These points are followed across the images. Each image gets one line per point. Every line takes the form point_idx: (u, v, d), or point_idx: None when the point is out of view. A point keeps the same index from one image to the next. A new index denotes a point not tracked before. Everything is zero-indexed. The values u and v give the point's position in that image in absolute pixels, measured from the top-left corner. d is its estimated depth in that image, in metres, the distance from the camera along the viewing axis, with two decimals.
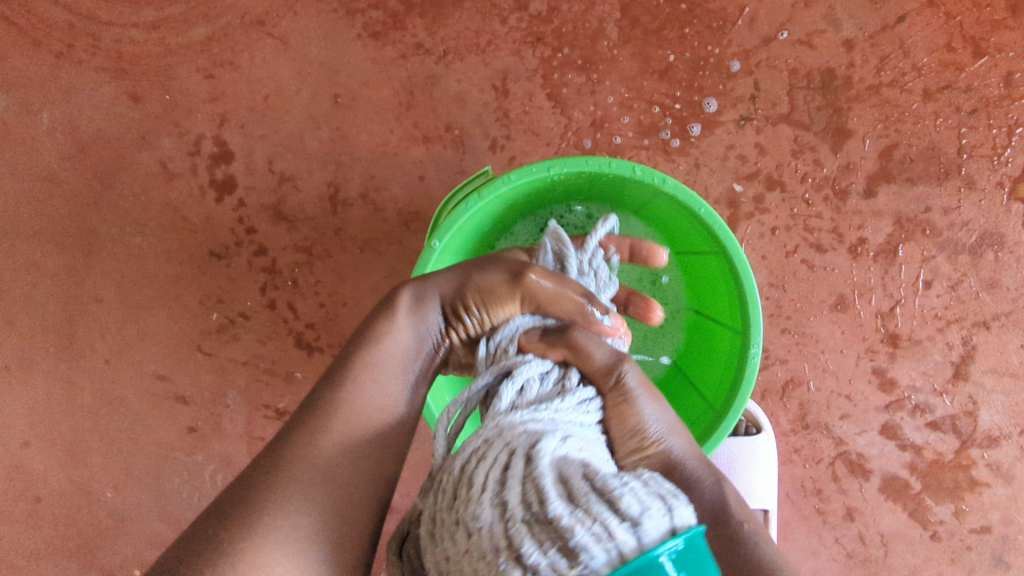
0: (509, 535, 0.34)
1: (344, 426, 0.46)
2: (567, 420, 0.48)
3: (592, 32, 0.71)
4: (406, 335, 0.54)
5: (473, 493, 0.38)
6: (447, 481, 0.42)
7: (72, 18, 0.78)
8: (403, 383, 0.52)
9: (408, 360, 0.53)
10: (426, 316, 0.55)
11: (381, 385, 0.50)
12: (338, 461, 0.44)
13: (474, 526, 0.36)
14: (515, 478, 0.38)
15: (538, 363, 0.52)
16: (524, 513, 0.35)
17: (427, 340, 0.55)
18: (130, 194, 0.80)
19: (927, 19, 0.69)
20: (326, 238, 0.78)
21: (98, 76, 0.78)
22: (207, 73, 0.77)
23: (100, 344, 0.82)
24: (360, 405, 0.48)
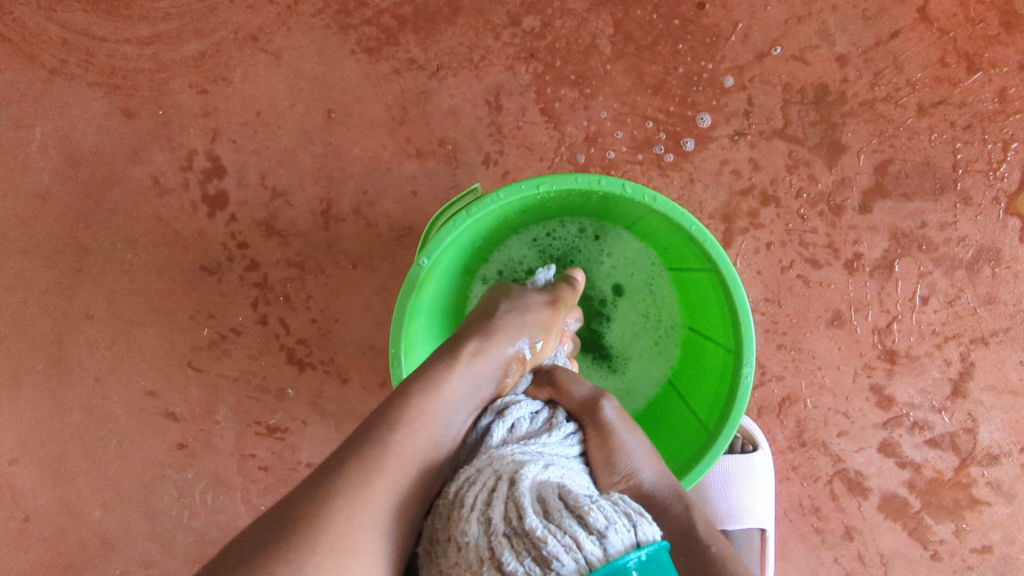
0: (492, 547, 0.36)
1: (397, 473, 0.42)
2: (554, 453, 0.51)
3: (585, 47, 0.71)
4: (467, 376, 0.50)
5: (462, 512, 0.40)
6: (442, 505, 0.42)
7: (66, 34, 0.78)
8: (455, 423, 0.49)
9: (465, 401, 0.50)
10: (483, 365, 0.52)
11: (434, 431, 0.46)
12: (387, 506, 0.41)
13: (462, 541, 0.38)
14: (498, 497, 0.39)
15: (527, 404, 0.54)
16: (505, 527, 0.37)
17: (488, 383, 0.52)
18: (121, 210, 0.79)
19: (921, 34, 0.68)
20: (318, 253, 0.77)
21: (91, 92, 0.78)
22: (201, 89, 0.77)
23: (90, 360, 0.82)
24: (413, 452, 0.44)
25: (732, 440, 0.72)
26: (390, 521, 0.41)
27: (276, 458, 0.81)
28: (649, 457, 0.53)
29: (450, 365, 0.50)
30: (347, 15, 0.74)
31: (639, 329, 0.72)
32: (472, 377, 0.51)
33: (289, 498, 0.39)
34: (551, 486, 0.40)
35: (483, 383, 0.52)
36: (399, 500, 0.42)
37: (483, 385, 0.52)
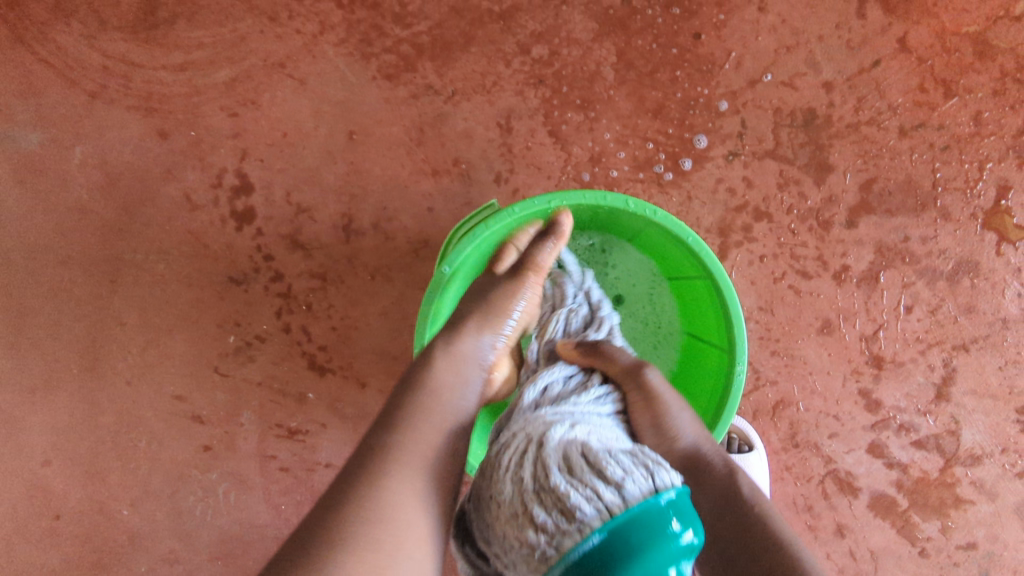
0: (524, 502, 0.41)
1: (405, 456, 0.49)
2: (587, 410, 0.57)
3: (590, 75, 0.77)
4: (454, 366, 0.57)
5: (498, 474, 0.45)
6: (484, 468, 0.48)
7: (107, 61, 0.84)
8: (458, 408, 0.56)
9: (465, 388, 0.57)
10: (466, 354, 0.59)
11: (434, 419, 0.53)
12: (402, 485, 0.47)
13: (500, 499, 0.43)
14: (530, 459, 0.44)
15: (560, 369, 0.62)
16: (534, 485, 0.41)
17: (478, 370, 0.60)
18: (155, 224, 0.85)
19: (900, 63, 0.74)
20: (339, 265, 0.82)
21: (129, 115, 0.84)
22: (230, 112, 0.82)
23: (123, 365, 0.87)
24: (415, 438, 0.51)
25: (729, 440, 0.75)
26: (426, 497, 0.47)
27: (296, 459, 0.86)
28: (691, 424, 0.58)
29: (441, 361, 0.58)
30: (368, 44, 0.80)
31: (641, 333, 0.76)
32: (461, 365, 0.58)
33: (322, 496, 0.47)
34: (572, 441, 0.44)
35: (476, 370, 0.59)
36: (429, 482, 0.48)
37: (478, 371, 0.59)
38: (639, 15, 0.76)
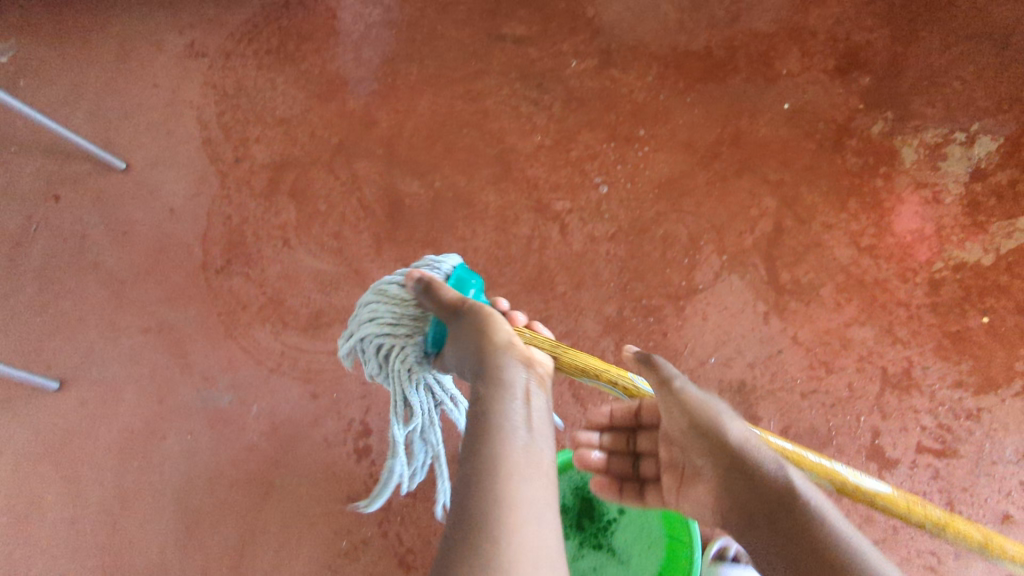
0: (413, 321, 0.79)
1: (502, 439, 0.65)
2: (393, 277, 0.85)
3: (598, 357, 1.20)
4: (501, 365, 0.70)
5: (378, 330, 0.79)
6: (369, 352, 0.80)
7: (284, 346, 1.27)
8: (518, 382, 0.70)
9: (514, 379, 0.70)
10: (506, 359, 0.71)
11: (507, 399, 0.68)
12: (511, 451, 0.65)
13: (389, 338, 0.79)
14: (386, 304, 0.79)
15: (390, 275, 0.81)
16: (410, 315, 0.79)
17: (513, 365, 0.71)
18: (300, 457, 1.22)
19: (796, 351, 1.16)
20: (427, 485, 1.19)
21: (293, 381, 1.25)
22: (362, 381, 1.25)
23: (260, 564, 1.18)
24: (501, 417, 0.67)
25: None
26: (528, 486, 0.63)
27: None
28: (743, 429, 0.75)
29: (494, 397, 0.68)
30: None
31: (639, 533, 1.04)
32: (500, 373, 0.70)
33: (459, 486, 0.64)
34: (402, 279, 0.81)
35: (511, 367, 0.71)
36: (525, 464, 0.64)
37: (521, 385, 0.70)
38: (628, 321, 1.21)
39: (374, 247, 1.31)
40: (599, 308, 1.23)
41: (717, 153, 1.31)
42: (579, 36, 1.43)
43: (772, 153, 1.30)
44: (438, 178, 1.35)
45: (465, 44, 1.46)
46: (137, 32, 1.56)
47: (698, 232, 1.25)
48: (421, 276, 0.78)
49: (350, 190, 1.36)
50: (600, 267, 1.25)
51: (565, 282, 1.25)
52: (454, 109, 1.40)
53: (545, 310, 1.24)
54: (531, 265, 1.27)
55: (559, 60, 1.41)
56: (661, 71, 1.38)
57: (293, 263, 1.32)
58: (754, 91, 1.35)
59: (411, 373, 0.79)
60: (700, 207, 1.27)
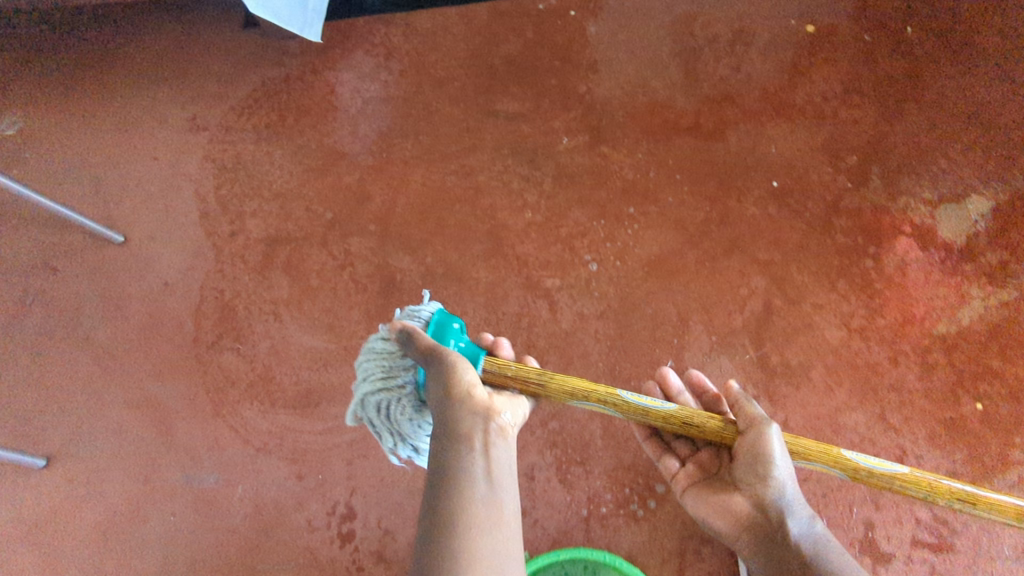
0: (401, 372, 0.83)
1: (463, 489, 0.70)
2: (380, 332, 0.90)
3: (586, 440, 1.18)
4: (463, 416, 0.76)
5: (371, 385, 0.83)
6: (368, 410, 0.84)
7: (270, 426, 1.26)
8: (478, 432, 0.75)
9: (476, 430, 0.75)
10: (467, 410, 0.76)
11: (468, 450, 0.74)
12: (472, 500, 0.69)
13: (383, 391, 0.83)
14: (377, 360, 0.84)
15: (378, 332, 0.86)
16: (397, 366, 0.83)
17: (474, 416, 0.76)
18: (282, 541, 1.19)
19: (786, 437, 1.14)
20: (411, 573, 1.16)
21: (278, 462, 1.24)
22: (348, 462, 1.23)
23: None
24: (464, 468, 0.72)
25: None
26: (486, 535, 0.66)
27: None
28: (789, 480, 0.85)
29: (455, 449, 0.73)
30: None
31: None
32: (460, 426, 0.75)
33: (420, 537, 0.66)
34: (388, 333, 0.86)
35: (472, 418, 0.76)
36: (484, 512, 0.68)
37: (479, 438, 0.75)
38: (615, 403, 1.21)
39: (365, 324, 1.32)
40: (587, 388, 1.22)
41: (707, 232, 1.31)
42: (571, 112, 1.46)
43: (761, 232, 1.30)
44: (430, 255, 1.35)
45: (459, 119, 1.48)
46: (140, 105, 1.59)
47: (687, 311, 1.25)
48: (402, 327, 0.83)
49: (343, 265, 1.37)
50: (589, 346, 1.25)
51: (553, 362, 1.24)
52: (446, 184, 1.42)
53: None
54: (520, 344, 1.26)
55: (550, 136, 1.43)
56: (651, 148, 1.40)
57: (283, 339, 1.32)
58: (743, 169, 1.36)
59: (413, 420, 0.83)
60: (689, 286, 1.27)
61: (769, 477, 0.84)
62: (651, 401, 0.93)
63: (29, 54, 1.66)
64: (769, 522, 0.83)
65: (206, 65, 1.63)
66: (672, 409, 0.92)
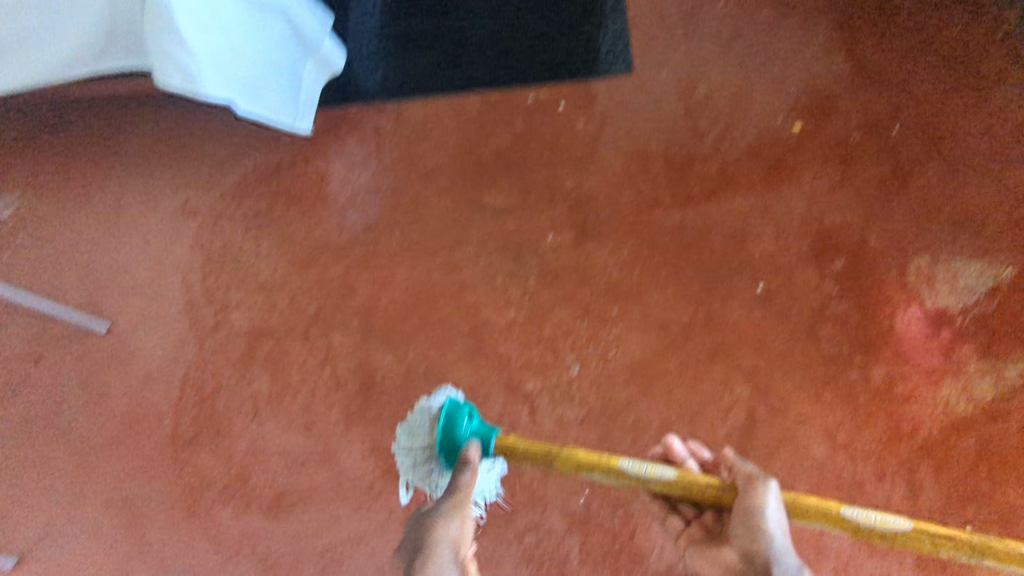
0: (427, 459, 1.06)
1: None
2: (420, 412, 1.12)
3: (562, 557, 1.18)
4: (443, 524, 0.91)
5: (409, 470, 1.07)
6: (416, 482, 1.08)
7: (245, 531, 1.27)
8: (448, 542, 0.90)
9: (448, 538, 0.90)
10: (447, 521, 0.91)
11: (439, 555, 0.89)
12: None
13: (419, 474, 1.07)
14: (411, 447, 1.08)
15: (414, 420, 1.11)
16: (423, 454, 1.07)
17: (452, 526, 0.91)
18: None
19: None
20: None
21: (250, 568, 1.25)
22: (320, 570, 1.24)
23: None
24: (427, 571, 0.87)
25: None
26: None
27: None
28: (781, 532, 0.93)
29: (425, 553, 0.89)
30: None
31: None
32: (437, 532, 0.90)
33: None
34: (422, 422, 1.10)
35: (448, 528, 0.91)
36: None
37: (446, 548, 0.89)
38: (596, 516, 1.20)
39: (343, 424, 1.31)
40: (566, 500, 1.22)
41: (690, 337, 1.31)
42: (556, 209, 1.46)
43: (745, 340, 1.30)
44: (411, 354, 1.35)
45: (446, 213, 1.49)
46: (125, 185, 1.56)
47: (669, 421, 1.26)
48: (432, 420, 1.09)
49: (324, 362, 1.36)
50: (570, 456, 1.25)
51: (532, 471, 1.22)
52: (430, 280, 1.42)
53: (511, 503, 1.21)
54: None
55: (536, 232, 1.44)
56: (635, 248, 1.40)
57: (262, 439, 1.32)
58: (728, 271, 1.36)
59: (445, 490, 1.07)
60: (671, 396, 1.27)
61: (763, 531, 0.92)
62: (648, 469, 1.02)
63: (18, 127, 1.62)
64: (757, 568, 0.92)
65: (197, 143, 1.59)
66: (671, 475, 1.03)
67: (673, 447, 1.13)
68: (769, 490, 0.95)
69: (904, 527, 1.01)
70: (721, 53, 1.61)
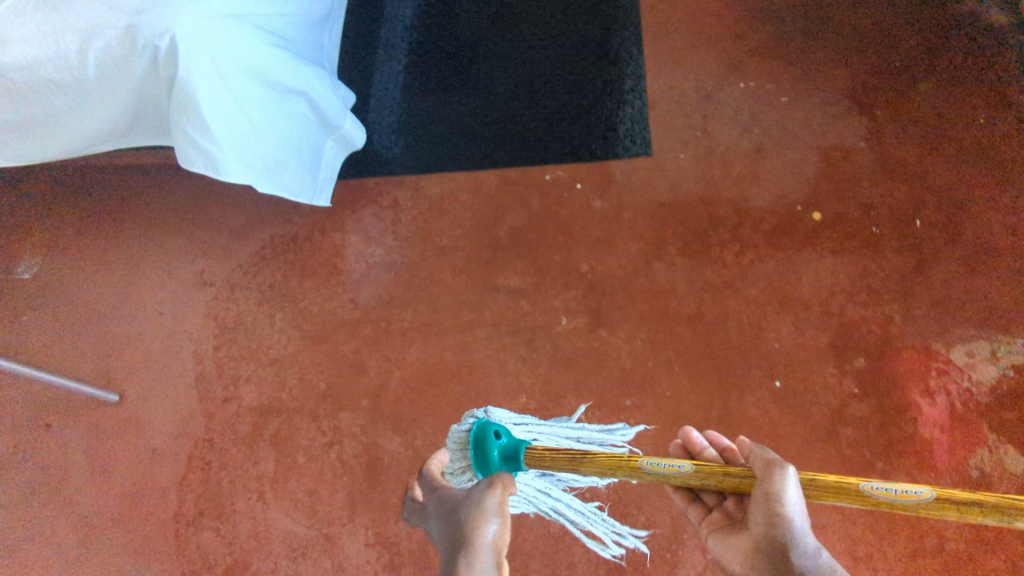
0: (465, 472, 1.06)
1: None
2: (456, 426, 1.08)
3: None
4: (483, 521, 0.80)
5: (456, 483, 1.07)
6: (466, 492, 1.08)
7: None
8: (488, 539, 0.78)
9: (486, 535, 0.78)
10: (486, 518, 0.80)
11: (478, 551, 0.77)
12: None
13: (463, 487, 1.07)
14: (452, 461, 1.07)
15: (453, 433, 1.07)
16: (461, 468, 1.07)
17: (492, 524, 0.79)
18: None
19: None
20: None
21: None
22: None
23: None
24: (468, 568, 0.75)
25: None
26: None
27: None
28: (801, 516, 0.87)
29: (463, 549, 0.77)
30: None
31: None
32: (471, 530, 0.79)
33: None
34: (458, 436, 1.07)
35: (488, 526, 0.79)
36: None
37: (486, 542, 0.78)
38: None
39: (348, 510, 1.30)
40: None
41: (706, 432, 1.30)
42: (571, 292, 1.46)
43: (761, 436, 1.30)
44: (419, 439, 1.34)
45: (460, 292, 1.49)
46: (145, 252, 1.59)
47: (681, 523, 1.29)
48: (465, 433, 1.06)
49: (331, 444, 1.35)
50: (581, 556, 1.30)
51: None
52: (442, 360, 1.42)
53: None
54: None
55: (549, 316, 1.43)
56: (650, 336, 1.40)
57: (265, 522, 1.31)
58: (745, 364, 1.35)
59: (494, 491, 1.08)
60: None
61: (781, 515, 0.87)
62: (668, 465, 0.96)
63: (45, 192, 1.66)
64: (777, 553, 0.86)
65: (217, 210, 1.61)
66: (691, 469, 0.96)
67: (690, 438, 1.12)
68: (787, 476, 0.88)
69: (922, 498, 0.82)
70: (739, 137, 1.62)
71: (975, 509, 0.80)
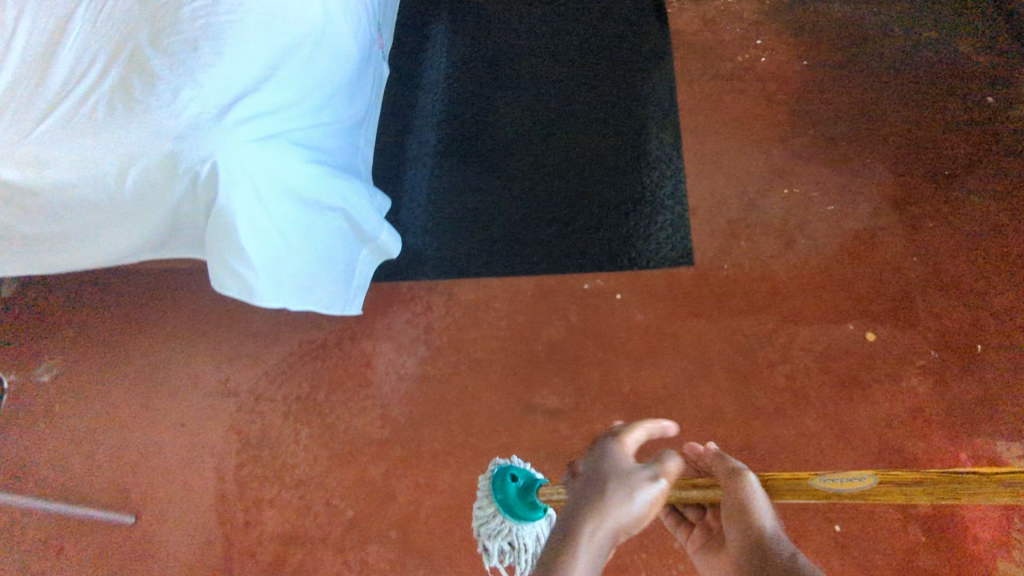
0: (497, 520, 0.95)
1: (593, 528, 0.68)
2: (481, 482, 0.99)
3: None
4: (639, 481, 0.73)
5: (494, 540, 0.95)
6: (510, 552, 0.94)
7: None
8: (637, 501, 0.71)
9: (636, 497, 0.71)
10: (646, 481, 0.73)
11: (620, 504, 0.70)
12: (588, 536, 0.68)
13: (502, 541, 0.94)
14: (482, 514, 0.96)
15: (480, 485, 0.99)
16: (492, 517, 0.95)
17: (647, 489, 0.72)
18: None
19: None
20: None
21: None
22: None
23: None
24: (605, 515, 0.69)
25: None
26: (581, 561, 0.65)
27: None
28: (774, 523, 0.73)
29: (609, 495, 0.71)
30: None
31: None
32: (627, 482, 0.72)
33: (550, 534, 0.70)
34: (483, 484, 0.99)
35: (643, 486, 0.72)
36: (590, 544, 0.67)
37: (635, 501, 0.71)
38: None
39: None
40: None
41: None
42: (613, 415, 1.40)
43: None
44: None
45: (495, 412, 1.43)
46: (168, 356, 1.54)
47: None
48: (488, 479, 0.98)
49: None
50: None
51: None
52: (476, 487, 1.35)
53: None
54: None
55: (590, 443, 1.38)
56: None
57: None
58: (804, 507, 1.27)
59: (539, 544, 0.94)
60: None
61: (747, 522, 0.73)
62: None
63: (72, 291, 1.64)
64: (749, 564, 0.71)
65: (243, 312, 1.57)
66: None
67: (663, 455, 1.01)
68: (750, 482, 0.78)
69: (868, 484, 0.79)
70: (785, 248, 1.56)
71: (933, 489, 0.75)
